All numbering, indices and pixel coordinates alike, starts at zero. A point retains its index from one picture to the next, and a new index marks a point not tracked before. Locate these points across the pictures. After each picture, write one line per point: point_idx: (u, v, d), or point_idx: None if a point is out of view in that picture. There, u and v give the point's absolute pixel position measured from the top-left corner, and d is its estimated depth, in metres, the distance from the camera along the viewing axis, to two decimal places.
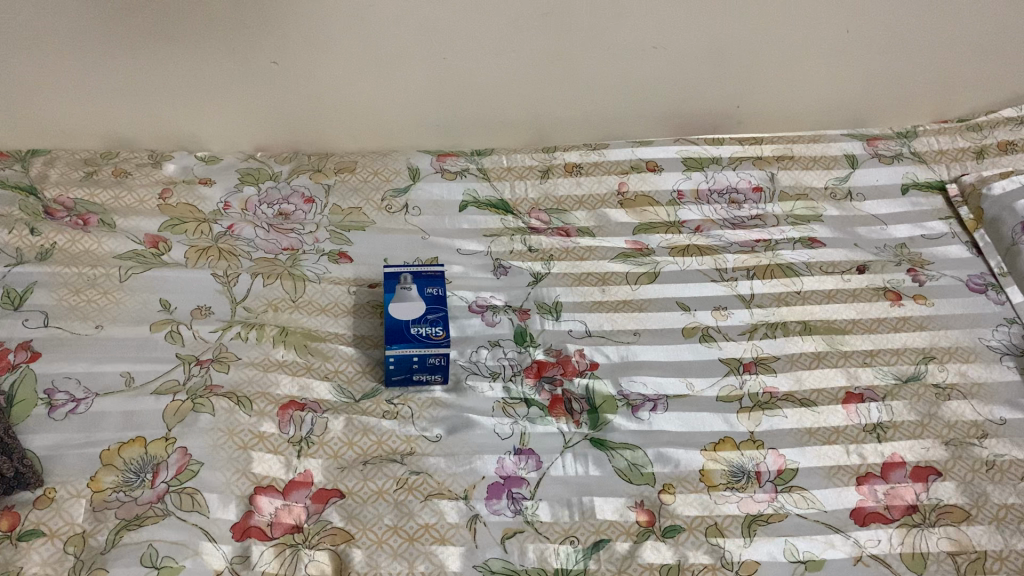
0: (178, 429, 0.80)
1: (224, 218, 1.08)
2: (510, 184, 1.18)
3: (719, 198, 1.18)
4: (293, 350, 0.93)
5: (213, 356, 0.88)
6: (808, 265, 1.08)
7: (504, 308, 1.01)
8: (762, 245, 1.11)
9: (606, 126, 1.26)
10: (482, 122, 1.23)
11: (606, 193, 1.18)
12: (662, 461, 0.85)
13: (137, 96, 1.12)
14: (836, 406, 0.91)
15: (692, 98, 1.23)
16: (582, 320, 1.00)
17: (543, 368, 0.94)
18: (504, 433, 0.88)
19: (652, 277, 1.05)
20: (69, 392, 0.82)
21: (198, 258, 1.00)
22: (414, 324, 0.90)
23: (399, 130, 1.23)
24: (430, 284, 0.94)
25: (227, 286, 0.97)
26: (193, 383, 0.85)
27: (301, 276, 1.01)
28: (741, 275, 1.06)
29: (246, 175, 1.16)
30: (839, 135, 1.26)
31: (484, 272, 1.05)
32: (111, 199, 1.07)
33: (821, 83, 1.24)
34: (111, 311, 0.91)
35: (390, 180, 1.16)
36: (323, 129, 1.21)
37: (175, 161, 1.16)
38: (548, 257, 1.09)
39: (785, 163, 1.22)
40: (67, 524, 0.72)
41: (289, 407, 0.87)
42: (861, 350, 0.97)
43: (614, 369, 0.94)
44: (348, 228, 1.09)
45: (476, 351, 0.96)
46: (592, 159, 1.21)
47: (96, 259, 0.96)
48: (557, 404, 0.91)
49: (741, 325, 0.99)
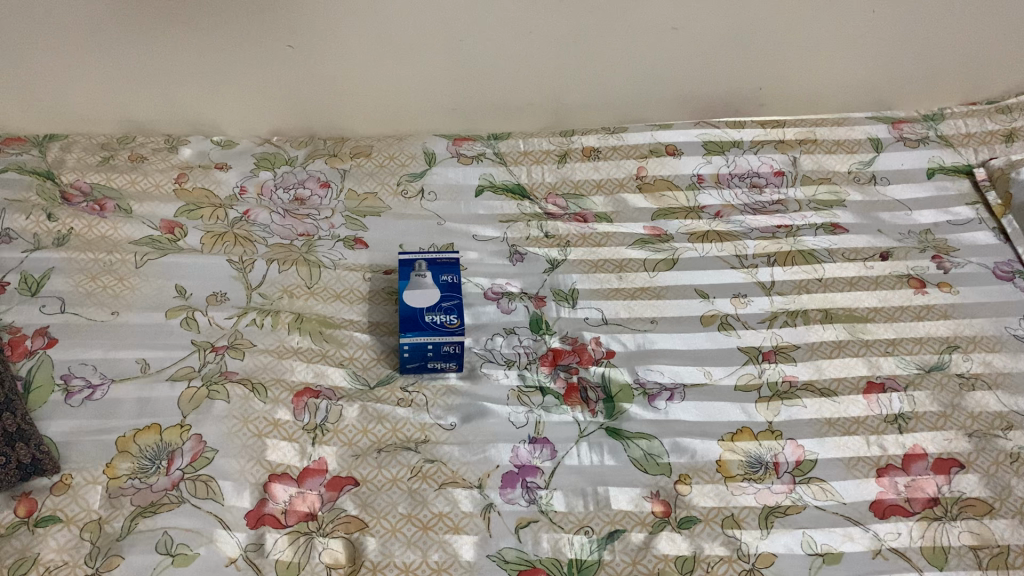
0: (193, 416, 0.82)
1: (240, 204, 1.08)
2: (526, 169, 1.14)
3: (740, 183, 1.13)
4: (308, 336, 0.93)
5: (227, 343, 0.90)
6: (830, 252, 1.04)
7: (520, 296, 0.99)
8: (783, 231, 1.07)
9: (624, 108, 1.24)
10: (498, 104, 1.21)
11: (624, 177, 1.14)
12: (678, 452, 0.84)
13: (151, 82, 1.12)
14: (856, 396, 0.89)
15: (713, 81, 1.21)
16: (598, 307, 0.98)
17: (558, 357, 0.93)
18: (518, 421, 0.87)
19: (670, 264, 1.02)
20: (85, 378, 0.85)
21: (213, 244, 1.01)
22: (429, 312, 0.88)
23: (415, 114, 1.21)
24: (445, 272, 0.93)
25: (242, 272, 0.98)
26: (208, 370, 0.87)
27: (316, 262, 1.01)
28: (761, 261, 1.02)
29: (262, 159, 1.14)
30: (863, 118, 1.21)
31: (499, 259, 1.03)
32: (127, 184, 1.07)
33: (844, 65, 1.21)
34: (126, 298, 0.93)
35: (406, 165, 1.14)
36: (338, 112, 1.20)
37: (190, 145, 1.15)
38: (565, 243, 1.05)
39: (808, 148, 1.17)
40: (84, 511, 0.75)
41: (303, 394, 0.87)
42: (883, 339, 0.94)
43: (630, 357, 0.93)
44: (363, 214, 1.08)
45: (491, 339, 0.94)
46: (611, 142, 1.16)
47: (112, 246, 0.98)
48: (572, 393, 0.89)
49: (761, 313, 0.97)
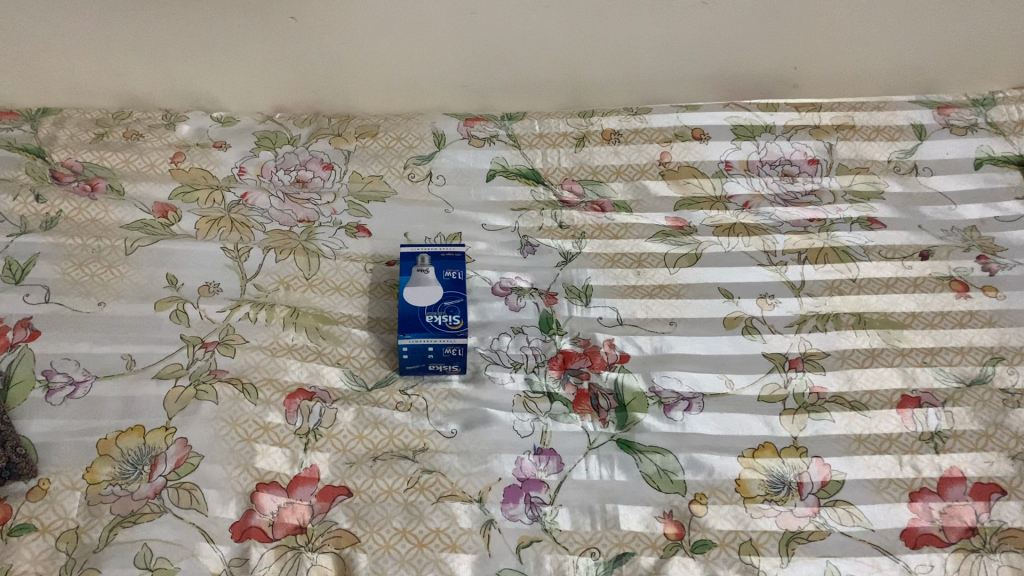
0: (179, 418, 0.77)
1: (238, 186, 1.02)
2: (541, 152, 1.07)
3: (770, 171, 1.04)
4: (304, 333, 0.87)
5: (218, 339, 0.85)
6: (866, 249, 0.96)
7: (530, 291, 0.93)
8: (816, 225, 0.99)
9: (648, 87, 1.16)
10: (513, 81, 1.14)
11: (647, 162, 1.05)
12: (695, 468, 0.78)
13: (148, 54, 1.06)
14: (890, 411, 0.82)
15: (746, 59, 1.12)
16: (613, 306, 0.91)
17: (569, 360, 0.87)
18: (524, 430, 0.81)
19: (692, 260, 0.95)
20: (68, 374, 0.81)
21: (208, 229, 0.96)
22: (430, 312, 0.82)
23: (425, 90, 1.14)
24: (449, 267, 0.86)
25: (237, 261, 0.93)
26: (196, 369, 0.82)
27: (316, 251, 0.95)
28: (791, 258, 0.95)
29: (263, 138, 1.08)
30: (907, 102, 1.11)
31: (510, 251, 0.97)
32: (121, 163, 1.02)
33: (887, 45, 1.12)
34: (115, 287, 0.88)
35: (414, 146, 1.07)
36: (343, 87, 1.13)
37: (189, 122, 1.09)
38: (580, 234, 0.99)
39: (845, 134, 1.07)
40: (61, 519, 0.71)
41: (297, 396, 0.82)
42: (920, 348, 0.87)
43: (646, 362, 0.86)
44: (367, 199, 1.02)
45: (497, 339, 0.88)
46: (633, 125, 1.08)
47: (102, 230, 0.93)
48: (582, 400, 0.84)
49: (788, 316, 0.90)
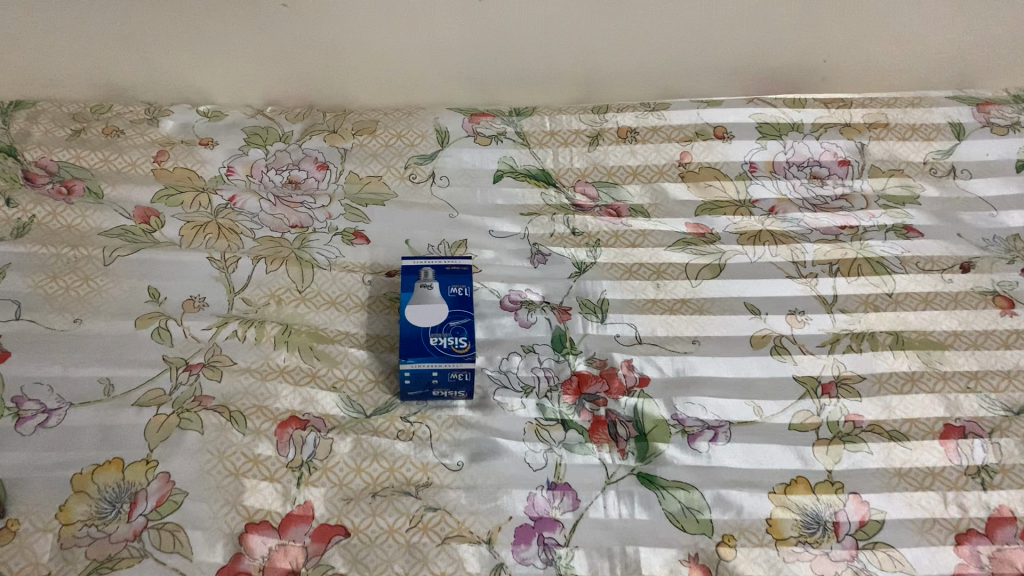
0: (160, 450, 0.71)
1: (226, 188, 0.94)
2: (553, 152, 1.00)
3: (798, 173, 0.98)
4: (297, 353, 0.81)
5: (204, 360, 0.78)
6: (901, 260, 0.89)
7: (541, 306, 0.86)
8: (847, 233, 0.92)
9: (666, 79, 1.08)
10: (522, 73, 1.06)
11: (665, 163, 0.98)
12: (722, 507, 0.72)
13: (129, 43, 0.99)
14: (932, 443, 0.76)
15: (772, 50, 1.05)
16: (631, 323, 0.85)
17: (584, 383, 0.80)
18: (536, 463, 0.75)
19: (716, 271, 0.89)
20: (39, 401, 0.74)
21: (194, 236, 0.88)
22: (435, 333, 0.76)
23: (427, 82, 1.07)
24: (455, 282, 0.79)
25: (225, 272, 0.86)
26: (180, 394, 0.75)
27: (309, 261, 0.88)
28: (822, 270, 0.88)
29: (253, 134, 1.01)
30: (943, 98, 1.03)
31: (519, 260, 0.90)
32: (99, 162, 0.94)
33: (924, 36, 1.05)
34: (92, 301, 0.81)
35: (415, 144, 1.00)
36: (340, 78, 1.05)
37: (173, 117, 1.02)
38: (595, 242, 0.92)
39: (877, 133, 1.01)
40: (30, 565, 0.64)
41: (289, 425, 0.75)
42: (963, 372, 0.80)
43: (668, 386, 0.80)
44: (365, 202, 0.95)
45: (506, 359, 0.82)
46: (651, 122, 1.01)
47: (79, 237, 0.86)
48: (598, 428, 0.77)
49: (820, 335, 0.83)
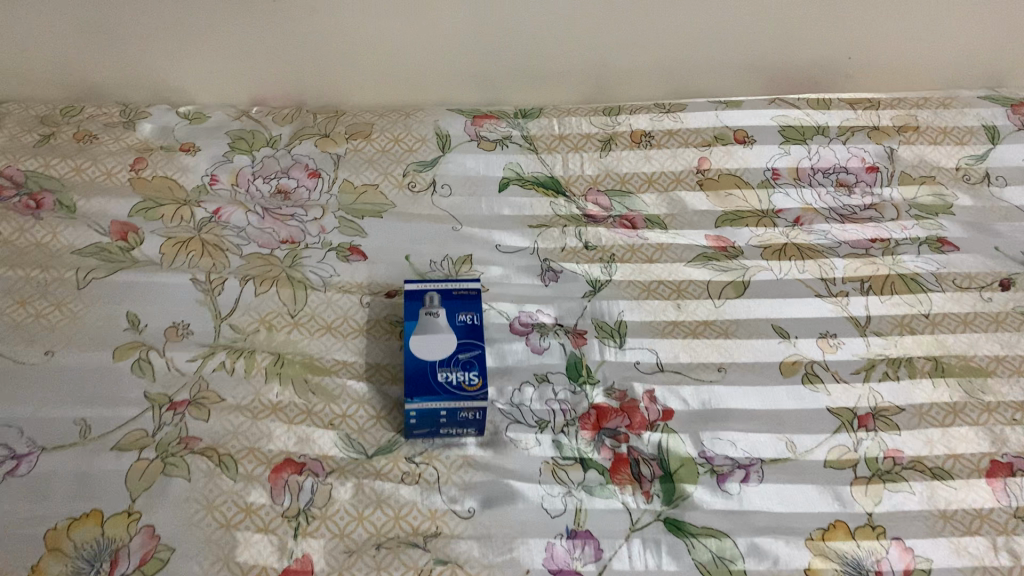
0: (143, 500, 0.64)
1: (209, 200, 0.87)
2: (562, 158, 0.93)
3: (823, 180, 0.92)
4: (290, 387, 0.74)
5: (189, 397, 0.71)
6: (937, 277, 0.83)
7: (554, 329, 0.80)
8: (879, 247, 0.86)
9: (680, 77, 1.02)
10: (528, 71, 0.99)
11: (683, 170, 0.92)
12: (756, 556, 0.66)
13: (102, 38, 0.91)
14: (977, 482, 0.71)
15: (795, 46, 0.98)
16: (652, 348, 0.79)
17: (603, 417, 0.74)
18: (554, 509, 0.69)
19: (740, 290, 0.82)
20: (8, 446, 0.67)
21: (175, 253, 0.81)
22: (442, 369, 0.69)
23: (425, 80, 0.99)
24: (462, 309, 0.73)
25: (210, 295, 0.79)
26: (164, 436, 0.69)
27: (302, 282, 0.81)
28: (853, 287, 0.83)
29: (237, 139, 0.93)
30: (976, 99, 0.99)
31: (529, 278, 0.83)
32: (70, 171, 0.86)
33: (957, 32, 0.98)
34: (65, 330, 0.74)
35: (414, 149, 0.93)
36: (331, 76, 0.98)
37: (152, 119, 0.94)
38: (609, 257, 0.85)
39: (908, 137, 0.95)
40: None
41: (284, 469, 0.69)
42: (1007, 402, 0.75)
43: (693, 420, 0.74)
44: (361, 213, 0.87)
45: (519, 391, 0.75)
46: (666, 125, 0.95)
47: (50, 258, 0.79)
48: (620, 468, 0.71)
49: (854, 361, 0.78)
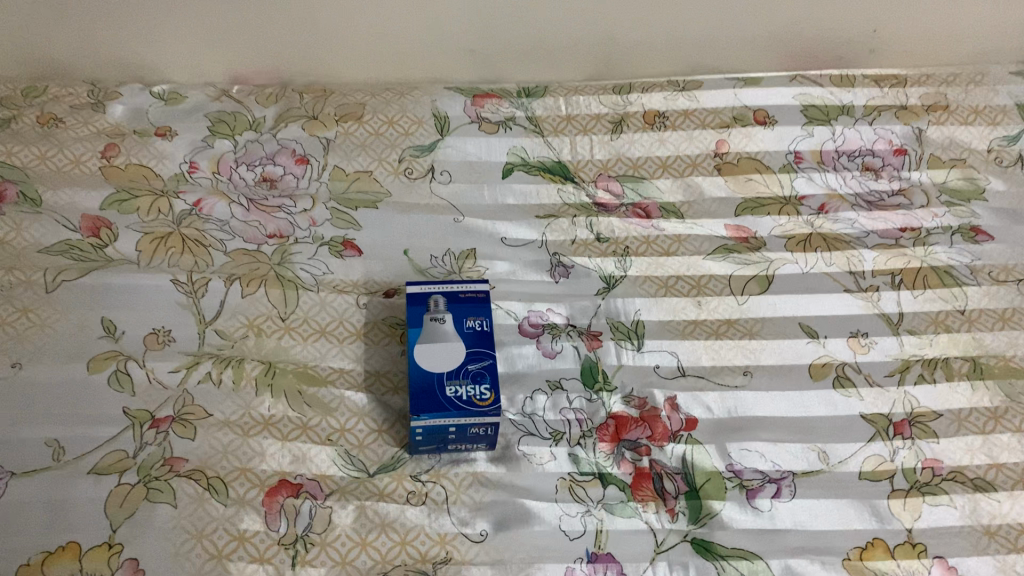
0: (125, 530, 0.59)
1: (189, 190, 0.80)
2: (570, 141, 0.88)
3: (849, 163, 0.87)
4: (283, 399, 0.68)
5: (173, 413, 0.65)
6: (972, 269, 0.79)
7: (566, 331, 0.74)
8: (909, 237, 0.81)
9: (694, 53, 0.95)
10: (531, 48, 0.92)
11: (699, 154, 0.87)
12: None
13: (68, 12, 0.83)
14: (1021, 493, 0.67)
15: (816, 20, 0.92)
16: (673, 351, 0.73)
17: (622, 428, 0.69)
18: (573, 530, 0.63)
19: (764, 285, 0.77)
20: None
21: (154, 250, 0.74)
22: (450, 381, 0.63)
23: (420, 57, 0.92)
24: (470, 314, 0.67)
25: (193, 298, 0.72)
26: (145, 458, 0.62)
27: (293, 281, 0.74)
28: (883, 281, 0.78)
29: (217, 121, 0.86)
30: (1008, 75, 0.94)
31: (537, 274, 0.78)
32: (34, 159, 0.79)
33: (988, 8, 0.93)
34: (33, 340, 0.67)
35: (409, 132, 0.87)
36: (318, 52, 0.91)
37: (123, 100, 0.87)
38: (623, 250, 0.80)
39: (938, 116, 0.90)
40: None
41: (278, 492, 0.63)
42: None
43: (719, 429, 0.69)
44: (354, 204, 0.81)
45: (531, 400, 0.70)
46: (682, 105, 0.89)
47: (14, 257, 0.71)
48: (642, 483, 0.66)
49: (887, 362, 0.73)
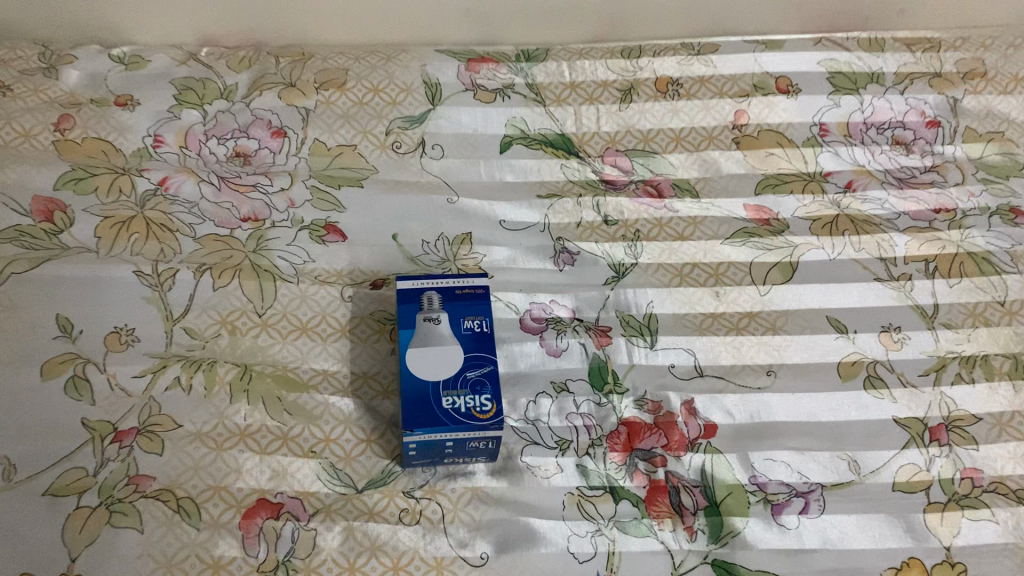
0: (86, 563, 0.51)
1: (153, 166, 0.72)
2: (574, 112, 0.81)
3: (877, 136, 0.81)
4: (260, 406, 0.61)
5: (138, 426, 0.57)
6: (1013, 256, 0.73)
7: (572, 325, 0.67)
8: (944, 218, 0.75)
9: (709, 13, 0.87)
10: (531, 9, 0.84)
11: (716, 126, 0.81)
12: None
13: None
14: None
15: None
16: (689, 349, 0.67)
17: (634, 436, 0.63)
18: (584, 552, 0.57)
19: (788, 273, 0.71)
20: None
21: (115, 237, 0.65)
22: (447, 393, 0.57)
23: (409, 18, 0.84)
24: (467, 313, 0.61)
25: (159, 292, 0.64)
26: (107, 479, 0.54)
27: (270, 272, 0.67)
28: (916, 269, 0.71)
29: (184, 89, 0.78)
30: None
31: (540, 261, 0.71)
32: None
33: None
34: None
35: (397, 102, 0.79)
36: (295, 11, 0.82)
37: (78, 65, 0.78)
38: (633, 234, 0.73)
39: (975, 84, 0.84)
40: None
41: (256, 514, 0.56)
42: None
43: (741, 436, 0.63)
44: (337, 182, 0.73)
45: (534, 404, 0.63)
46: (696, 72, 0.84)
47: None
48: (657, 498, 0.60)
49: (922, 360, 0.67)
